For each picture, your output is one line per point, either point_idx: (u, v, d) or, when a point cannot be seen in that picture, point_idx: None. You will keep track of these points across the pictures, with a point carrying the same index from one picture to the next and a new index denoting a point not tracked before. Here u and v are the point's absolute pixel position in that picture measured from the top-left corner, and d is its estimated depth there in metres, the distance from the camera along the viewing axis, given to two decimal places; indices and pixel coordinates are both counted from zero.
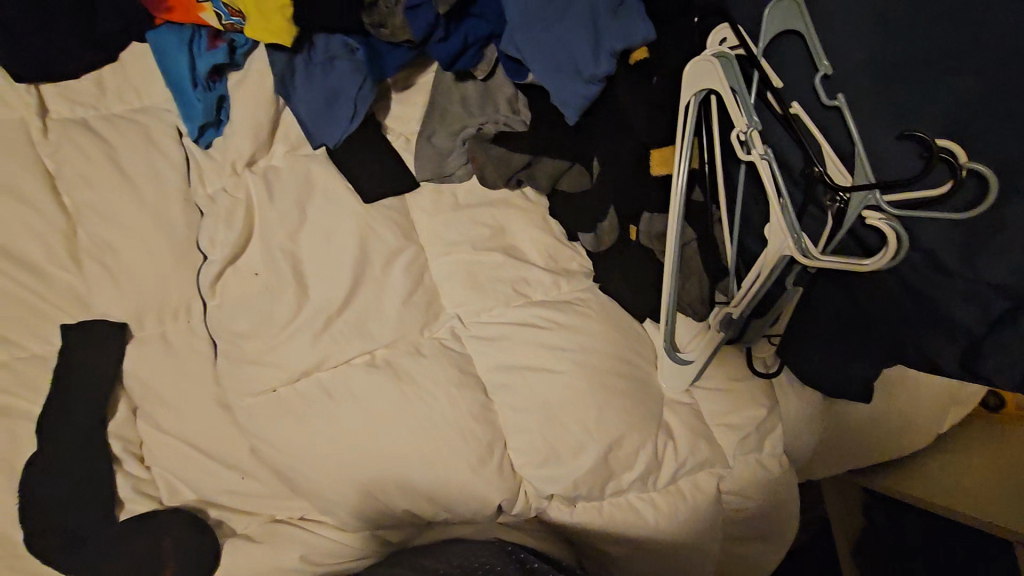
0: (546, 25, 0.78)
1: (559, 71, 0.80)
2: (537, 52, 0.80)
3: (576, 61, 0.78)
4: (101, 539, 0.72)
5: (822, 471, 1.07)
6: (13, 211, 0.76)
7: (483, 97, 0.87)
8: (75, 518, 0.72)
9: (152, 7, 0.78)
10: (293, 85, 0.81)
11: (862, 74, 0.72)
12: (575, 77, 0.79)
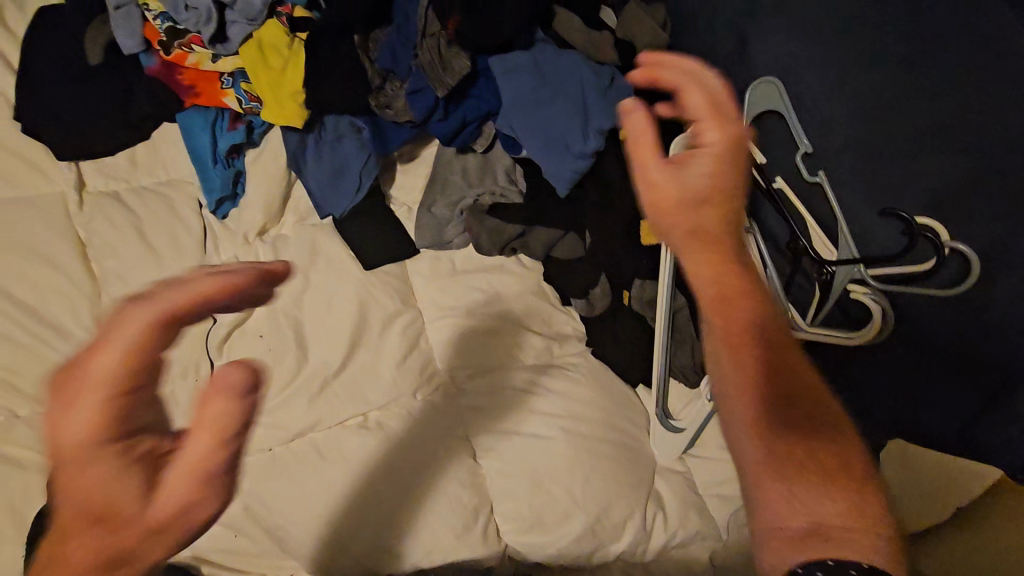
0: (539, 105, 0.84)
1: (551, 147, 0.85)
2: (530, 130, 0.85)
3: (566, 138, 0.84)
4: None
5: None
6: (46, 276, 0.83)
7: (482, 169, 0.92)
8: None
9: (183, 92, 0.87)
10: (304, 162, 0.88)
11: (839, 154, 0.75)
12: (566, 152, 0.84)
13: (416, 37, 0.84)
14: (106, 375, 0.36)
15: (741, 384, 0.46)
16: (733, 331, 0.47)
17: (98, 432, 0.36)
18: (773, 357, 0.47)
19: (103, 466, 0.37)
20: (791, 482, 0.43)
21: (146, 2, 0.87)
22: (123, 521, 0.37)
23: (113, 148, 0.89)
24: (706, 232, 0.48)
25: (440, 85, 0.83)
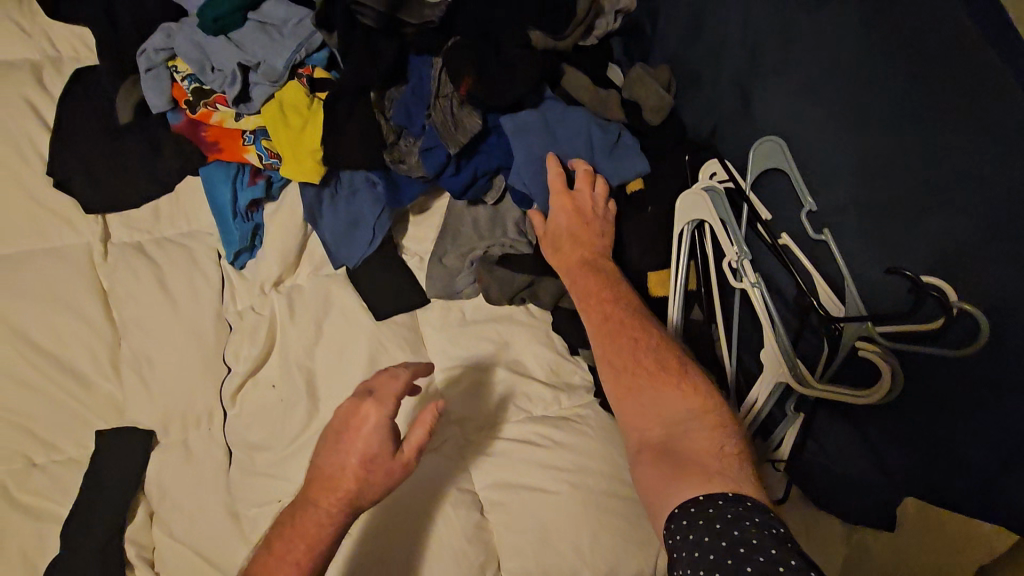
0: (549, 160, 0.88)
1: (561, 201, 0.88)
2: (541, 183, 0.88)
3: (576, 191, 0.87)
4: None
5: None
6: (69, 325, 0.85)
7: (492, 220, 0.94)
8: None
9: (206, 148, 0.91)
10: (320, 214, 0.90)
11: (844, 211, 0.76)
12: None
13: (430, 97, 0.87)
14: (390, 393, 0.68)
15: (613, 359, 0.74)
16: (602, 328, 0.77)
17: (380, 424, 0.67)
18: (630, 339, 0.75)
19: (374, 437, 0.67)
20: (647, 410, 0.70)
21: (174, 64, 0.93)
22: (368, 467, 0.66)
23: (138, 201, 0.92)
24: (579, 272, 0.83)
25: (453, 144, 0.86)
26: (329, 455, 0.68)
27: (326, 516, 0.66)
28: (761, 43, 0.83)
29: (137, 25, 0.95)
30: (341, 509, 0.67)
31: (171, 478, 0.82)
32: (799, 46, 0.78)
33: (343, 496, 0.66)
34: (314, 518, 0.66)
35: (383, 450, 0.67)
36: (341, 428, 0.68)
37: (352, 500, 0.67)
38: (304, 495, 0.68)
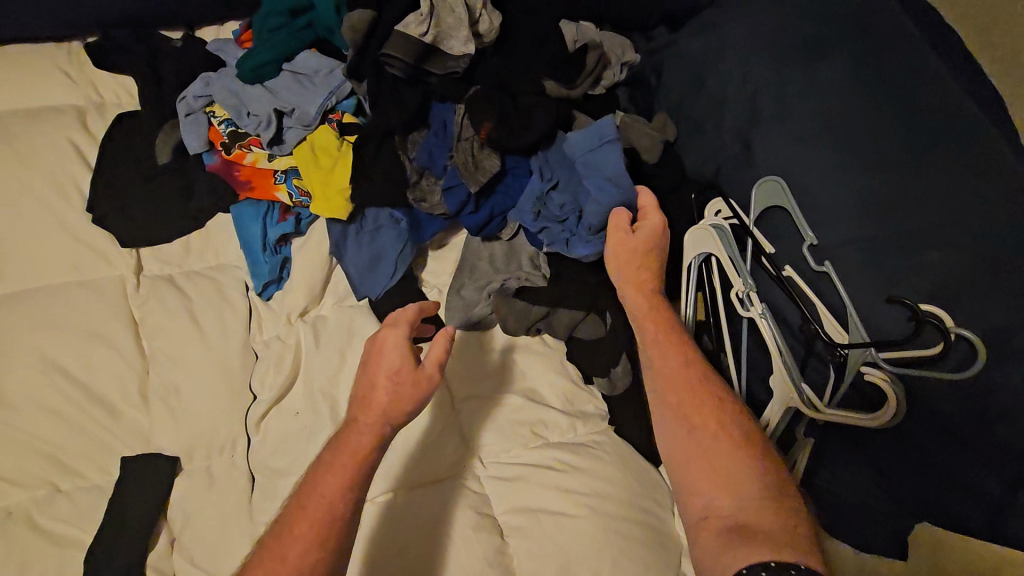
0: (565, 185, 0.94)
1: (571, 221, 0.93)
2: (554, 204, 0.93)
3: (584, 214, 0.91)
4: None
5: None
6: (100, 354, 0.88)
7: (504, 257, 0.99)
8: None
9: (238, 186, 0.96)
10: (345, 248, 0.95)
11: (844, 246, 0.81)
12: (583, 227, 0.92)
13: (453, 140, 0.94)
14: (405, 319, 0.75)
15: (687, 411, 0.78)
16: (677, 383, 0.80)
17: (397, 342, 0.73)
18: (710, 403, 0.78)
19: (394, 355, 0.72)
20: (714, 470, 0.74)
21: (212, 109, 0.99)
22: (393, 380, 0.71)
23: (169, 236, 0.96)
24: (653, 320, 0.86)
25: (474, 182, 0.92)
26: (359, 382, 0.73)
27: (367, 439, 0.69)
28: (759, 98, 0.92)
29: (178, 74, 1.02)
30: (378, 425, 0.70)
31: (194, 506, 0.83)
32: (795, 104, 0.89)
33: (377, 413, 0.70)
34: (354, 442, 0.69)
35: (405, 364, 0.72)
36: (368, 358, 0.74)
37: (388, 416, 0.70)
38: (343, 425, 0.72)
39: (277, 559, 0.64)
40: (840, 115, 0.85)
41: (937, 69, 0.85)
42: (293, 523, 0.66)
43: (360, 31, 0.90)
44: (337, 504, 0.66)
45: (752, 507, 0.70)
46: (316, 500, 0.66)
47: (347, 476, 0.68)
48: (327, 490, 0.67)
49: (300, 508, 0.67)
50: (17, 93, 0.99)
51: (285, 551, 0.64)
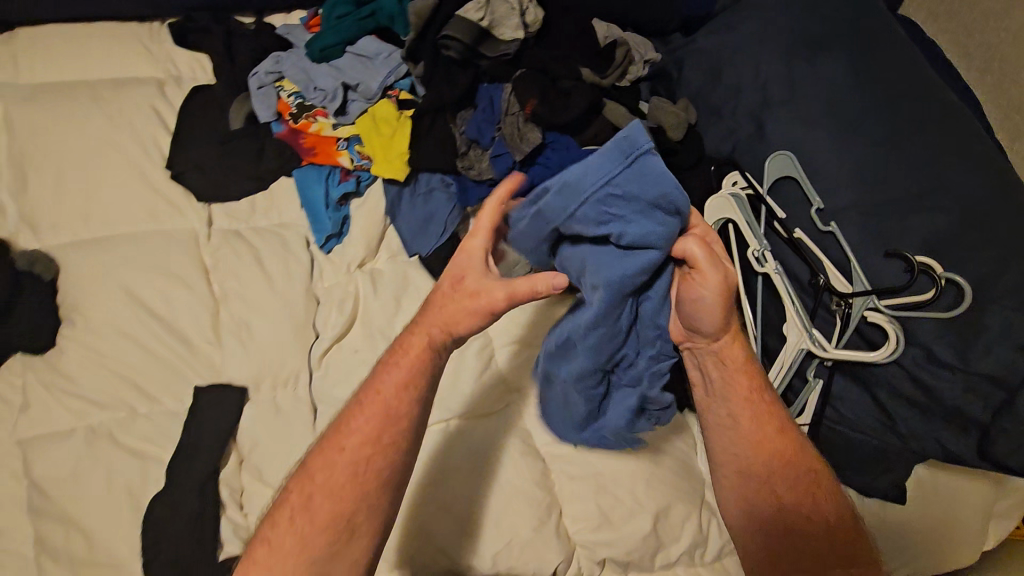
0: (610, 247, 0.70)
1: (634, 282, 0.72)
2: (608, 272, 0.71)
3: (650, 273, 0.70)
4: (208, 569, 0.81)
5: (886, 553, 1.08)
6: (177, 293, 0.96)
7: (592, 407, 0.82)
8: (184, 550, 0.80)
9: (303, 152, 1.07)
10: (399, 208, 1.06)
11: (847, 210, 0.94)
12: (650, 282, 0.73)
13: (501, 115, 1.06)
14: (487, 231, 0.78)
15: (770, 468, 0.80)
16: (757, 440, 0.80)
17: (482, 244, 0.78)
18: (790, 443, 0.80)
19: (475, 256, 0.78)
20: (788, 527, 0.78)
21: (281, 85, 1.11)
22: (462, 285, 0.77)
23: (238, 195, 1.05)
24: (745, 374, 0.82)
25: (520, 151, 1.04)
26: (439, 281, 0.79)
27: (431, 335, 0.77)
28: (771, 87, 1.06)
29: (251, 53, 1.13)
30: (444, 327, 0.77)
31: (263, 431, 0.91)
32: (802, 93, 1.03)
33: (443, 320, 0.76)
34: (415, 344, 0.78)
35: (476, 271, 0.77)
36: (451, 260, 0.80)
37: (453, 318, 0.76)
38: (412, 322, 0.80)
39: (336, 446, 0.73)
40: (836, 102, 1.00)
41: (919, 69, 1.01)
42: (349, 416, 0.75)
43: (424, 17, 1.03)
44: (393, 398, 0.75)
45: (820, 532, 0.77)
46: (373, 395, 0.75)
47: (405, 377, 0.76)
48: (385, 387, 0.75)
49: (358, 405, 0.75)
50: (105, 65, 1.10)
51: (343, 441, 0.73)
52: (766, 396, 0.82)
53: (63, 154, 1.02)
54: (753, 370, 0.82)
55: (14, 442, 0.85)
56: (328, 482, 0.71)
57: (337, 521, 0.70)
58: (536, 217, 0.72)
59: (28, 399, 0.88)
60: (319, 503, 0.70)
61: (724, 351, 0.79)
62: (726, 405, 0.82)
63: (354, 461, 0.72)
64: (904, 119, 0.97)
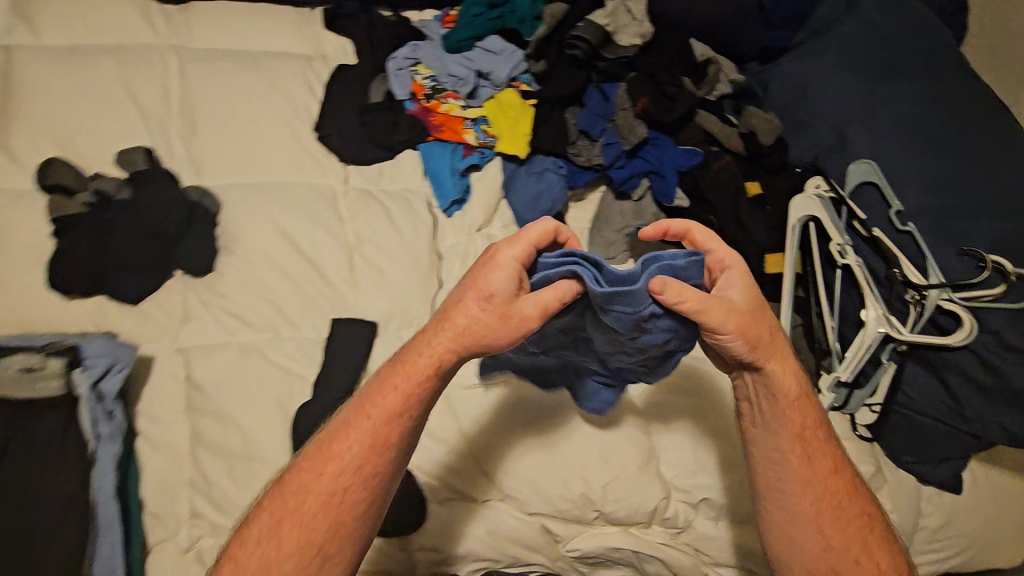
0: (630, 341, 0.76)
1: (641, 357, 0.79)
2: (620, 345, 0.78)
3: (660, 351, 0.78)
4: None
5: (953, 553, 1.12)
6: (320, 235, 1.08)
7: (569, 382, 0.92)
8: None
9: (432, 129, 1.20)
10: (513, 184, 1.18)
11: (925, 213, 1.06)
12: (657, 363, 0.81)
13: (614, 107, 1.21)
14: (527, 244, 0.71)
15: (825, 513, 0.78)
16: (816, 483, 0.79)
17: (512, 259, 0.70)
18: (844, 483, 0.80)
19: (497, 276, 0.70)
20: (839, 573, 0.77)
21: (415, 69, 1.24)
22: (489, 302, 0.70)
23: (374, 159, 1.18)
24: (811, 421, 0.81)
25: (629, 140, 1.19)
26: (462, 288, 0.72)
27: (440, 353, 0.73)
28: (853, 107, 1.19)
29: (391, 41, 1.28)
30: (451, 346, 0.73)
31: None
32: (882, 113, 1.17)
33: (462, 338, 0.72)
34: (416, 365, 0.74)
35: (507, 293, 0.70)
36: (480, 265, 0.72)
37: (466, 335, 0.72)
38: (420, 336, 0.76)
39: (314, 471, 0.73)
40: (912, 124, 1.14)
41: (985, 101, 1.16)
42: (332, 438, 0.74)
43: (557, 20, 1.21)
44: (381, 427, 0.73)
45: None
46: (362, 420, 0.74)
47: (397, 406, 0.74)
48: (374, 415, 0.74)
49: (346, 428, 0.74)
50: (263, 40, 1.24)
51: (323, 465, 0.73)
52: (823, 432, 0.81)
53: (224, 109, 1.15)
54: (812, 404, 0.81)
55: (177, 349, 0.95)
56: (298, 508, 0.72)
57: (310, 546, 0.71)
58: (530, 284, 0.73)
59: (187, 314, 0.98)
60: (287, 530, 0.71)
61: (780, 385, 0.78)
62: (781, 441, 0.79)
63: (329, 492, 0.72)
64: (973, 141, 1.10)
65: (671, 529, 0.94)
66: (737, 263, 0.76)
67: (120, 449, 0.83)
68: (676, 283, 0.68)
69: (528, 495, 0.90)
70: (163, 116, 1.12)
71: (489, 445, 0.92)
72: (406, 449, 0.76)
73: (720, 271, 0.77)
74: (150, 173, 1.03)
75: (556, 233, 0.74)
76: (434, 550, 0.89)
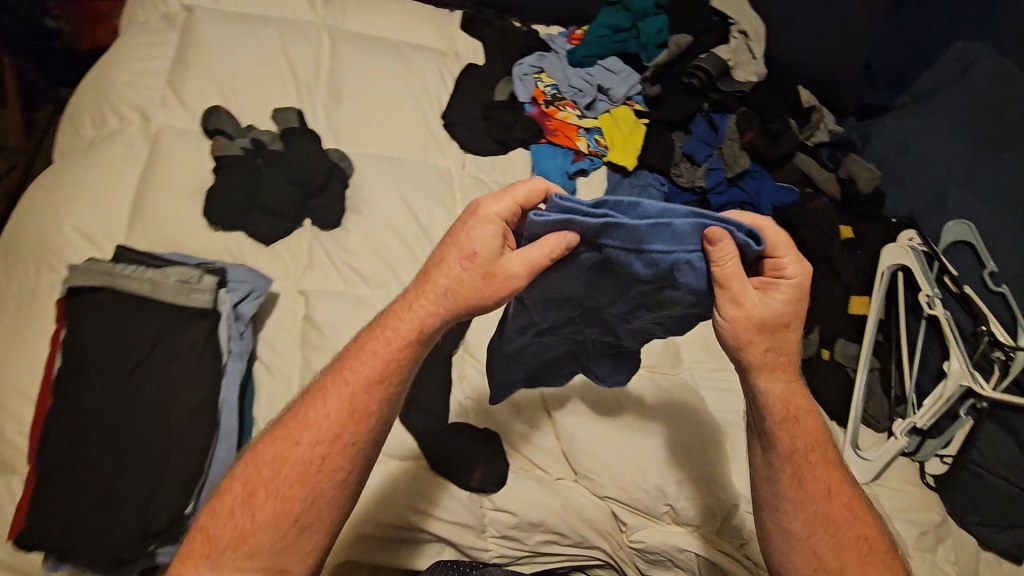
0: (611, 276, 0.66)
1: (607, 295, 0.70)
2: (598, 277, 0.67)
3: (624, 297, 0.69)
4: (440, 424, 0.96)
5: None
6: (437, 210, 1.16)
7: (570, 355, 0.87)
8: (428, 406, 0.97)
9: (547, 132, 1.29)
10: (614, 193, 1.25)
11: (1016, 279, 1.11)
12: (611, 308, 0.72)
13: (722, 137, 1.28)
14: (514, 202, 0.63)
15: (813, 529, 0.69)
16: (814, 498, 0.70)
17: (498, 223, 0.62)
18: (842, 505, 0.71)
19: (483, 237, 0.62)
20: None
21: (539, 77, 1.34)
22: (470, 261, 0.63)
23: (488, 151, 1.26)
24: (815, 444, 0.71)
25: (733, 169, 1.26)
26: (442, 247, 0.65)
27: (420, 317, 0.67)
28: (951, 172, 1.25)
29: (521, 50, 1.39)
30: (437, 310, 0.66)
31: (488, 336, 1.07)
32: (981, 179, 1.22)
33: (445, 300, 0.65)
34: (399, 331, 0.68)
35: (490, 251, 0.63)
36: (460, 223, 0.64)
37: (450, 298, 0.65)
38: (400, 300, 0.70)
39: (290, 440, 0.67)
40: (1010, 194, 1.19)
41: None
42: (310, 406, 0.68)
43: (682, 48, 1.30)
44: (359, 395, 0.67)
45: None
46: (339, 386, 0.68)
47: (377, 371, 0.68)
48: (351, 381, 0.68)
49: (315, 395, 0.68)
50: (405, 32, 1.36)
51: (299, 433, 0.67)
52: (821, 448, 0.72)
53: (365, 86, 1.25)
54: (813, 420, 0.71)
55: (299, 289, 1.04)
56: (273, 478, 0.65)
57: (285, 518, 0.65)
58: (553, 220, 0.60)
59: (312, 260, 1.07)
60: (265, 503, 0.65)
61: (767, 403, 0.68)
62: (770, 461, 0.71)
63: (306, 461, 0.66)
64: None
65: (735, 541, 0.93)
66: (802, 273, 0.62)
67: (245, 368, 0.92)
68: (730, 252, 0.59)
69: (597, 474, 0.95)
70: (312, 84, 1.23)
71: (568, 420, 0.98)
72: (386, 420, 0.70)
73: (774, 276, 0.63)
74: (299, 131, 1.14)
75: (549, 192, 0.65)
76: (510, 514, 0.91)
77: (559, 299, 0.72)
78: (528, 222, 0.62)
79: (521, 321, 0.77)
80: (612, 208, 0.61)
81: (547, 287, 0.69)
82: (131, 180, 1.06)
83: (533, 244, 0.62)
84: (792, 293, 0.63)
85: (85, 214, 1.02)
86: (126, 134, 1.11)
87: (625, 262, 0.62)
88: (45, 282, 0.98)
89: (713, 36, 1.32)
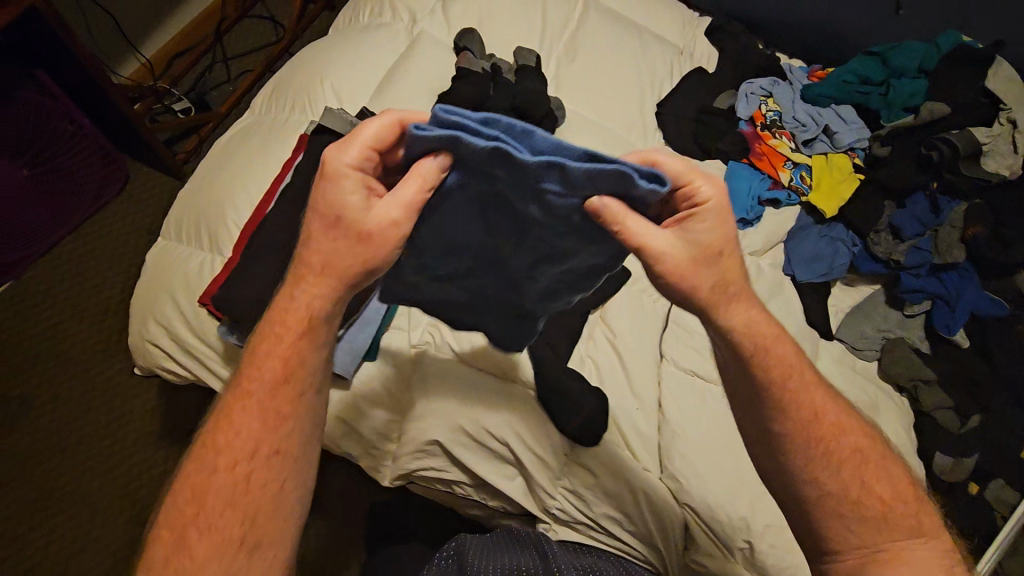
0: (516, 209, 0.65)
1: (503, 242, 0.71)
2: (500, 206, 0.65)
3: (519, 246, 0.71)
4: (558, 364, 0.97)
5: None
6: None
7: (471, 304, 0.86)
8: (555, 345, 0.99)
9: (753, 154, 1.27)
10: (797, 236, 1.21)
11: None
12: (505, 259, 0.74)
13: (941, 220, 1.18)
14: (365, 146, 0.60)
15: (806, 434, 0.66)
16: (802, 410, 0.66)
17: (350, 179, 0.60)
18: (829, 412, 0.67)
19: (341, 199, 0.60)
20: (845, 495, 0.64)
21: (764, 99, 1.33)
22: (338, 226, 0.61)
23: (688, 152, 1.27)
24: (790, 370, 0.66)
25: (939, 257, 1.16)
26: (305, 222, 0.62)
27: (303, 301, 0.63)
28: None
29: (758, 70, 1.38)
30: (326, 286, 0.62)
31: (627, 310, 1.04)
32: None
33: (323, 271, 0.62)
34: (287, 321, 0.63)
35: (356, 209, 0.61)
36: (316, 189, 0.62)
37: (329, 266, 0.62)
38: (280, 293, 0.65)
39: (205, 472, 0.60)
40: None
41: None
42: (217, 431, 0.61)
43: (936, 116, 1.21)
44: (267, 401, 0.61)
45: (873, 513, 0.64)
46: (244, 399, 0.61)
47: (282, 369, 0.62)
48: (253, 390, 0.62)
49: (221, 418, 0.61)
50: (653, 20, 1.41)
51: (215, 457, 0.60)
52: (799, 370, 0.67)
53: (599, 54, 1.32)
54: (788, 341, 0.67)
55: None
56: (199, 518, 0.58)
57: (229, 545, 0.58)
58: (436, 136, 0.57)
59: None
60: (200, 540, 0.58)
61: (744, 334, 0.66)
62: (769, 408, 0.66)
63: (228, 486, 0.59)
64: None
65: None
66: (722, 203, 0.61)
67: None
68: (614, 203, 0.59)
69: (686, 432, 0.95)
70: (553, 36, 1.32)
71: (678, 409, 0.97)
72: (307, 419, 0.63)
73: (691, 206, 0.61)
74: (532, 69, 1.23)
75: (401, 125, 0.61)
76: (589, 473, 0.92)
77: (455, 246, 0.73)
78: (410, 136, 0.58)
79: (416, 263, 0.76)
80: (505, 131, 0.58)
81: (443, 224, 0.68)
82: (386, 64, 1.22)
83: (401, 186, 0.60)
84: (716, 227, 0.61)
85: (342, 77, 1.19)
86: (395, 27, 1.28)
87: (522, 195, 0.62)
88: (297, 122, 1.17)
89: (970, 116, 1.21)
